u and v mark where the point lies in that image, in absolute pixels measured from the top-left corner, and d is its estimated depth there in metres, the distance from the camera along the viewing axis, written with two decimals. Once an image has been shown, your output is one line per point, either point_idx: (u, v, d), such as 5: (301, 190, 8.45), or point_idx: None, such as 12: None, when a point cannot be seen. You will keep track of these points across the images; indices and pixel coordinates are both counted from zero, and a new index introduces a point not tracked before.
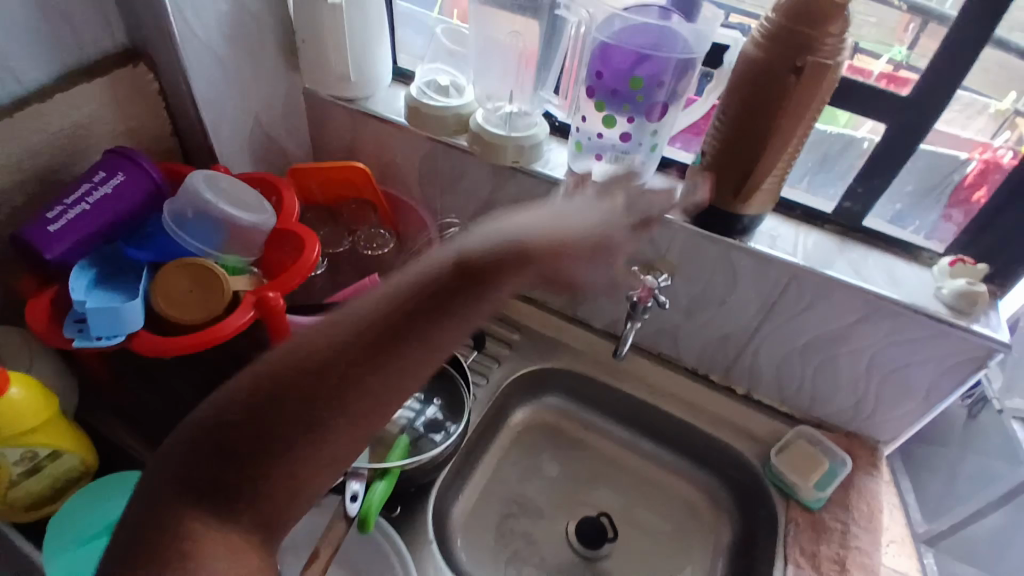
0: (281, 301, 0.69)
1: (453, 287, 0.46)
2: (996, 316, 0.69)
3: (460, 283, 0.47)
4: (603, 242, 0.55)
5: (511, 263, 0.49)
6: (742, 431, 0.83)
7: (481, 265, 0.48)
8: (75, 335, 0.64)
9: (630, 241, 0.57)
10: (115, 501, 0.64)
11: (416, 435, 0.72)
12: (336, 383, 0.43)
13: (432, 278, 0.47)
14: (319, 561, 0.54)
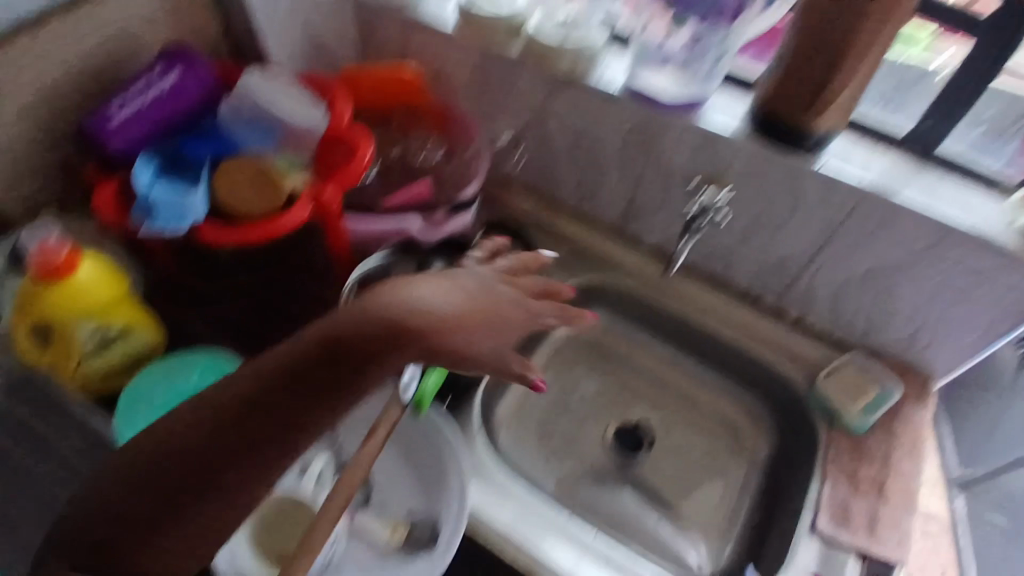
0: (335, 202, 0.70)
1: (324, 360, 0.48)
2: None
3: (342, 349, 0.48)
4: (487, 314, 0.55)
5: (400, 333, 0.49)
6: (790, 356, 0.83)
7: (347, 343, 0.48)
8: (141, 220, 0.65)
9: (515, 309, 0.58)
10: (181, 377, 0.66)
11: None
12: (199, 474, 0.46)
13: (298, 359, 0.48)
14: (376, 438, 0.58)
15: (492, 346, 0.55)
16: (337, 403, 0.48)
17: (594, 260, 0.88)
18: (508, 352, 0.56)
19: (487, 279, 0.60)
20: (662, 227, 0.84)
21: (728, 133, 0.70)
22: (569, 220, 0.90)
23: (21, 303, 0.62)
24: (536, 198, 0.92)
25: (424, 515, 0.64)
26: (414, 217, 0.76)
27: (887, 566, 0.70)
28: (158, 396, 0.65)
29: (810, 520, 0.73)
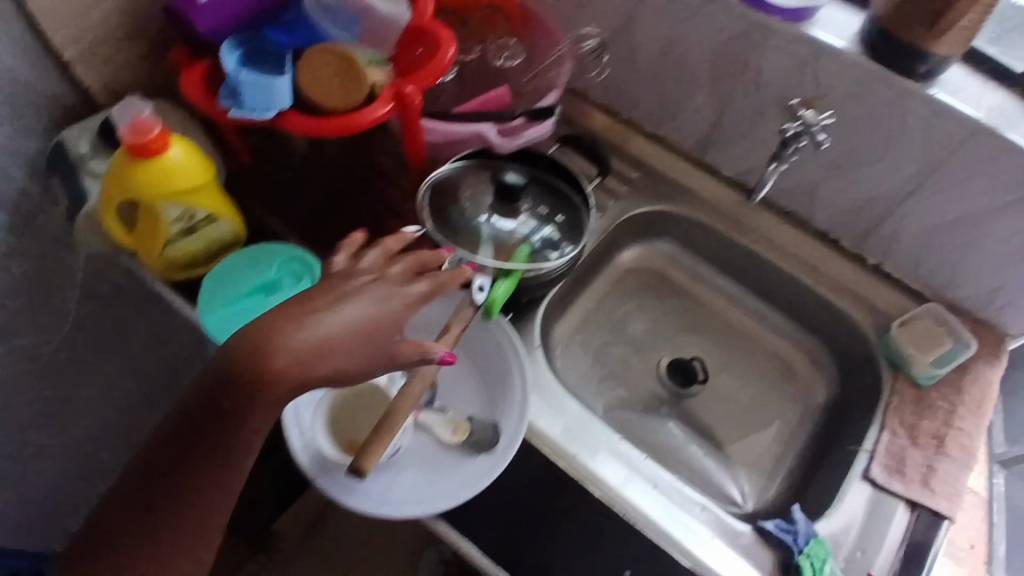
0: (418, 99, 0.67)
1: (208, 411, 0.47)
2: None
3: (208, 402, 0.46)
4: (365, 333, 0.48)
5: (256, 379, 0.46)
6: (863, 301, 0.80)
7: (230, 388, 0.46)
8: (229, 106, 0.64)
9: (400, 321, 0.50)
10: (264, 268, 0.68)
11: (532, 250, 0.71)
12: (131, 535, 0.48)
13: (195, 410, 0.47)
14: (450, 333, 0.60)
15: (369, 362, 0.49)
16: (224, 444, 0.48)
17: (667, 185, 0.86)
18: (394, 343, 0.50)
19: (359, 290, 0.50)
20: (744, 155, 0.82)
21: (841, 43, 0.67)
22: (645, 141, 0.88)
23: (111, 180, 0.61)
24: (610, 117, 0.89)
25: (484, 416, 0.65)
26: (491, 123, 0.74)
27: (937, 517, 0.69)
28: (242, 283, 0.67)
29: (863, 467, 0.71)
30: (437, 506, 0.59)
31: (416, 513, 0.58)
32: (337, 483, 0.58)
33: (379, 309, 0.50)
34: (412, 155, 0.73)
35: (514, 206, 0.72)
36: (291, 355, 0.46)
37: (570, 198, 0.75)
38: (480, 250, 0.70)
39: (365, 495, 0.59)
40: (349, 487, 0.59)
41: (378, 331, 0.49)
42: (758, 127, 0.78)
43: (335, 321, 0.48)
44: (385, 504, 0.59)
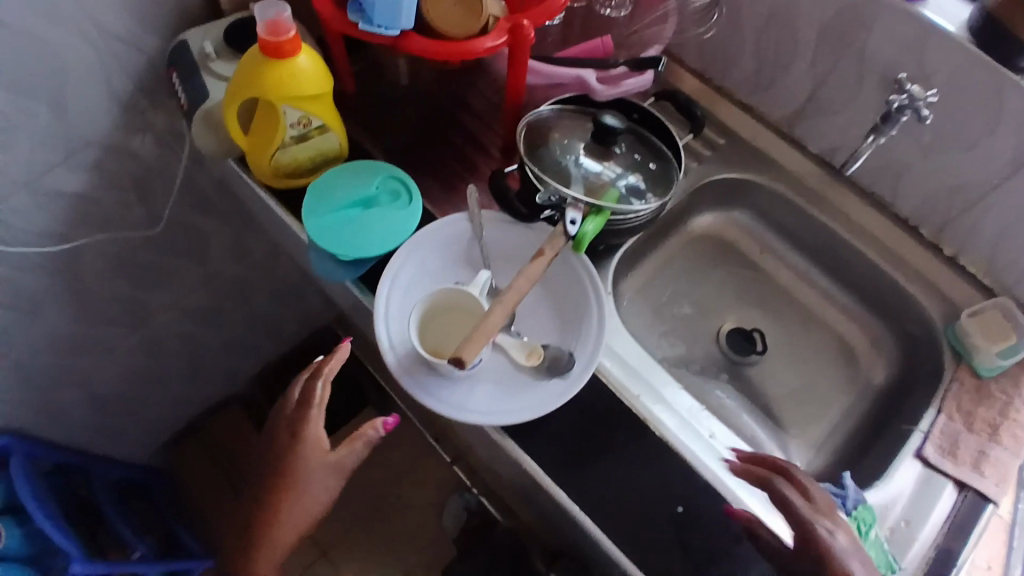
0: (531, 33, 0.69)
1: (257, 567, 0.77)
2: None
3: None
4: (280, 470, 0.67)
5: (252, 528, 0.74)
6: (935, 290, 0.81)
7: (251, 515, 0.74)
8: (357, 20, 0.67)
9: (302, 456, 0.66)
10: (365, 183, 0.71)
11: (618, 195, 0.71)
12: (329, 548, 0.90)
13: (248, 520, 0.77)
14: (543, 257, 0.63)
15: (323, 481, 0.68)
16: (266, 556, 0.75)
17: (751, 152, 0.88)
18: (306, 469, 0.67)
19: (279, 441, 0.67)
20: (833, 131, 0.83)
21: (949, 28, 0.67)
22: (733, 109, 0.90)
23: (240, 79, 0.65)
24: (699, 81, 0.91)
25: (558, 345, 0.67)
26: (591, 68, 0.78)
27: (982, 499, 0.69)
28: (343, 196, 0.70)
29: (916, 445, 0.72)
30: (507, 418, 0.62)
31: (487, 421, 0.62)
32: (418, 382, 0.63)
33: (297, 462, 0.66)
34: (513, 91, 0.76)
35: (607, 149, 0.73)
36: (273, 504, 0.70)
37: (659, 152, 0.76)
38: (570, 187, 0.71)
39: (442, 398, 0.63)
40: (427, 389, 0.63)
41: (310, 465, 0.66)
42: (854, 102, 0.79)
43: (288, 484, 0.68)
44: (459, 409, 0.63)
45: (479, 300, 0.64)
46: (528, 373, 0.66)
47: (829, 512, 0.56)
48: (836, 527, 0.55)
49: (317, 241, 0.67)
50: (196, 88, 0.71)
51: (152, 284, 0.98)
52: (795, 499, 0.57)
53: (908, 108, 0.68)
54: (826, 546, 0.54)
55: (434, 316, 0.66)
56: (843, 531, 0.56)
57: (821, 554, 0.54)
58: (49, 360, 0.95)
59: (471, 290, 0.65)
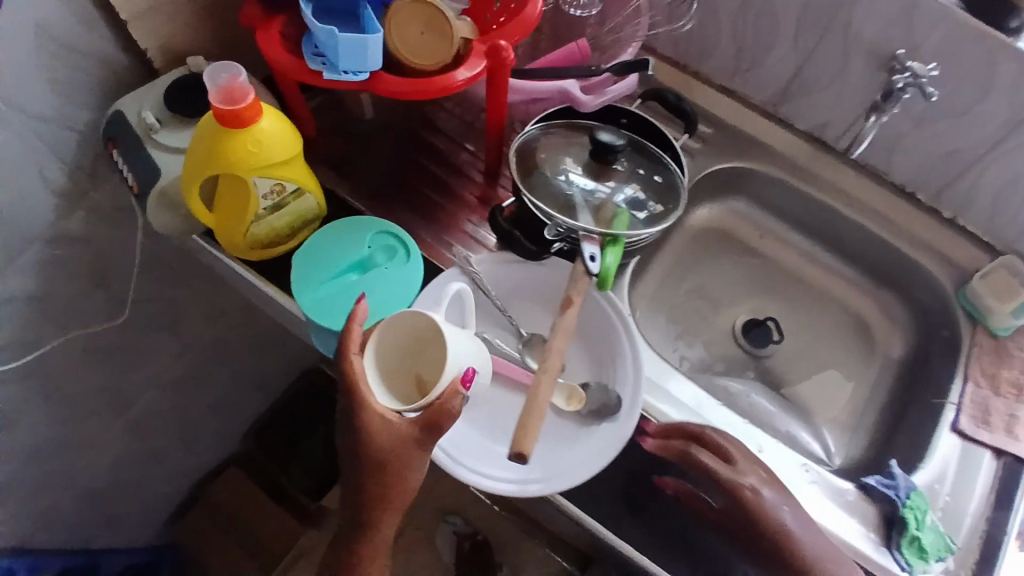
0: (511, 54, 0.63)
1: None
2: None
3: None
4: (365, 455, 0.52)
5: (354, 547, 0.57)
6: (940, 254, 0.80)
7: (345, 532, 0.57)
8: (321, 69, 0.60)
9: (379, 425, 0.51)
10: (355, 242, 0.65)
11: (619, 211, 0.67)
12: None
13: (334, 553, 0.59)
14: (574, 307, 0.56)
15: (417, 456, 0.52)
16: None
17: (739, 138, 0.84)
18: (385, 448, 0.51)
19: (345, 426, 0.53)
20: (821, 110, 0.81)
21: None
22: (717, 95, 0.86)
23: (197, 157, 0.57)
24: (675, 69, 0.87)
25: (598, 381, 0.62)
26: (574, 79, 0.71)
27: (1020, 463, 0.70)
28: (337, 263, 0.64)
29: (951, 419, 0.72)
30: (567, 481, 0.56)
31: (546, 490, 0.56)
32: (469, 467, 0.58)
33: (375, 440, 0.51)
34: (495, 116, 0.71)
35: (608, 167, 0.69)
36: (369, 494, 0.54)
37: (656, 156, 0.71)
38: (576, 215, 0.66)
39: (496, 476, 0.57)
40: (454, 444, 0.59)
41: (394, 437, 0.51)
42: (842, 79, 0.76)
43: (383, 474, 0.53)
44: (519, 483, 0.57)
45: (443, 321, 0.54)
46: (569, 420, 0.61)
47: (745, 465, 0.56)
48: (755, 480, 0.55)
49: (321, 320, 0.61)
50: (147, 166, 0.63)
51: (125, 372, 0.89)
52: (713, 462, 0.55)
53: (913, 86, 0.67)
54: (750, 500, 0.53)
55: (395, 350, 0.56)
56: (761, 482, 0.55)
57: (746, 512, 0.53)
58: (28, 474, 0.86)
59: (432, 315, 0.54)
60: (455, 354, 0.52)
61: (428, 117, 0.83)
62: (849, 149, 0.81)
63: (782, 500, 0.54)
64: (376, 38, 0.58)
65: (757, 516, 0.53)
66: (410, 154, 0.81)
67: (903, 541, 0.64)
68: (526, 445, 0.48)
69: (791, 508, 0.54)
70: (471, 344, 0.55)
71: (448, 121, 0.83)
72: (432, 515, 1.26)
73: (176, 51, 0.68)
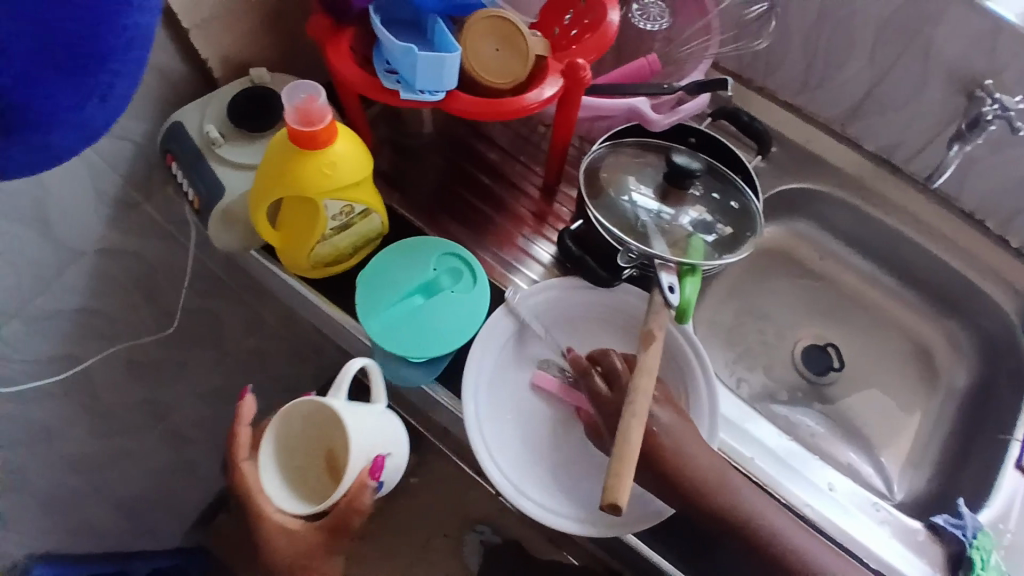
0: (588, 72, 0.60)
1: None
2: None
3: None
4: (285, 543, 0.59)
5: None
6: (1010, 282, 0.77)
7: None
8: (397, 87, 0.57)
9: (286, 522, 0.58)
10: (422, 264, 0.62)
11: (687, 234, 0.65)
12: None
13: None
14: (655, 344, 0.54)
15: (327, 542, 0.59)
16: None
17: (805, 157, 0.82)
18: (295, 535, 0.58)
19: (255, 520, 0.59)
20: (891, 129, 0.78)
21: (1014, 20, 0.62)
22: (783, 110, 0.83)
23: (268, 179, 0.55)
24: (739, 84, 0.84)
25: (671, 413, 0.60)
26: (644, 95, 0.69)
27: None
28: (403, 286, 0.61)
29: (1016, 456, 0.68)
30: (646, 521, 0.55)
31: (621, 530, 0.55)
32: (536, 502, 0.56)
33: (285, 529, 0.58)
34: (564, 133, 0.68)
35: (682, 191, 0.66)
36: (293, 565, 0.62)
37: (722, 174, 0.69)
38: (650, 241, 0.63)
39: (567, 513, 0.56)
40: (528, 477, 0.57)
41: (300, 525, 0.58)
42: (917, 99, 0.73)
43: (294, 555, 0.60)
44: (592, 522, 0.56)
45: (346, 410, 0.55)
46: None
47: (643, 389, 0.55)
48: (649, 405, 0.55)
49: (388, 349, 0.58)
50: (208, 181, 0.61)
51: (166, 381, 0.88)
52: (600, 385, 0.55)
53: (1000, 119, 0.65)
54: None
55: (301, 431, 0.60)
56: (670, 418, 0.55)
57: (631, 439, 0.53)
58: (66, 480, 0.85)
59: (336, 406, 0.55)
60: (361, 445, 0.55)
61: (484, 128, 0.81)
62: (930, 177, 0.78)
63: (678, 430, 0.54)
64: (453, 55, 0.55)
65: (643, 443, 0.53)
66: (465, 167, 0.78)
67: None
68: (620, 497, 0.46)
69: (693, 443, 0.54)
70: (379, 426, 0.57)
71: (504, 133, 0.81)
72: (459, 523, 1.19)
73: (238, 63, 0.66)
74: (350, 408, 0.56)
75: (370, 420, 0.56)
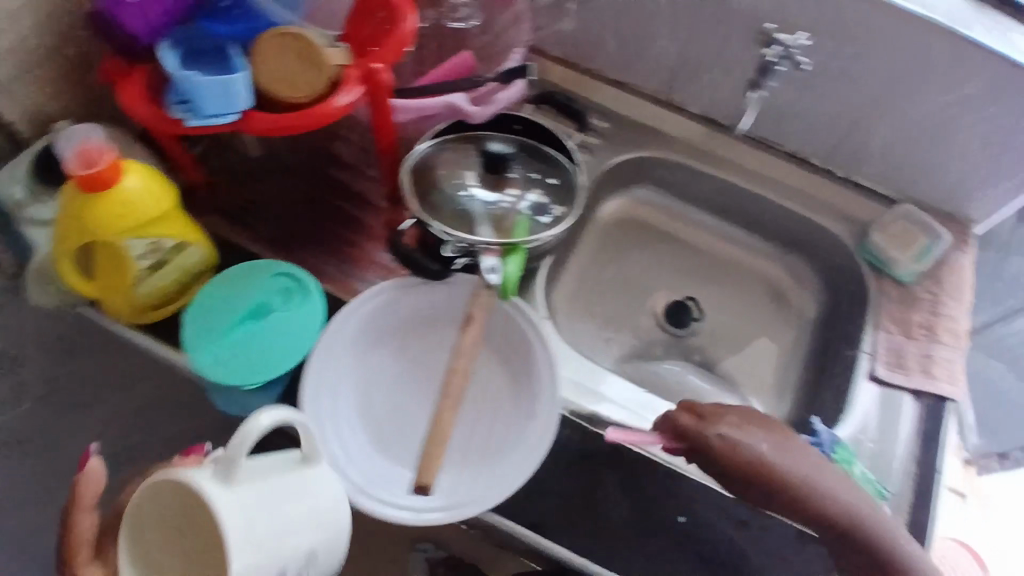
0: (388, 76, 0.61)
1: None
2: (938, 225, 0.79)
3: None
4: None
5: None
6: (840, 213, 0.82)
7: None
8: (185, 116, 0.58)
9: None
10: (248, 289, 0.63)
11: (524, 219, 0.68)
12: None
13: None
14: (475, 323, 0.56)
15: None
16: None
17: (638, 129, 0.85)
18: None
19: None
20: (710, 90, 0.82)
21: None
22: (609, 89, 0.86)
23: (67, 225, 0.57)
24: (565, 67, 0.86)
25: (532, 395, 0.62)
26: (459, 92, 0.70)
27: (939, 401, 0.73)
28: (231, 311, 0.62)
29: (867, 368, 0.74)
30: (470, 510, 0.56)
31: (448, 519, 0.56)
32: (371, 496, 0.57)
33: None
34: (385, 141, 0.68)
35: (501, 176, 0.70)
36: None
37: (548, 156, 0.72)
38: (477, 230, 0.66)
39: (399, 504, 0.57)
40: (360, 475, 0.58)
41: None
42: (724, 57, 0.77)
43: None
44: (414, 511, 0.57)
45: (234, 497, 0.45)
46: (472, 433, 0.63)
47: (748, 428, 0.59)
48: (752, 437, 0.58)
49: (215, 375, 0.59)
50: (22, 242, 0.63)
51: None
52: (687, 422, 0.59)
53: (785, 58, 0.71)
54: (721, 448, 0.58)
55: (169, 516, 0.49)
56: (754, 439, 0.58)
57: (720, 457, 0.57)
58: None
59: (217, 500, 0.44)
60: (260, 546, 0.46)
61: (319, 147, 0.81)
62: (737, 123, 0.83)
63: (789, 453, 0.58)
64: (235, 79, 0.56)
65: (734, 463, 0.57)
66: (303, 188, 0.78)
67: None
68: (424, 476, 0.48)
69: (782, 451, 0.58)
70: (289, 508, 0.48)
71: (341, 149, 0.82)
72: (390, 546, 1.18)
73: (41, 117, 0.66)
74: (240, 497, 0.46)
75: (270, 507, 0.47)
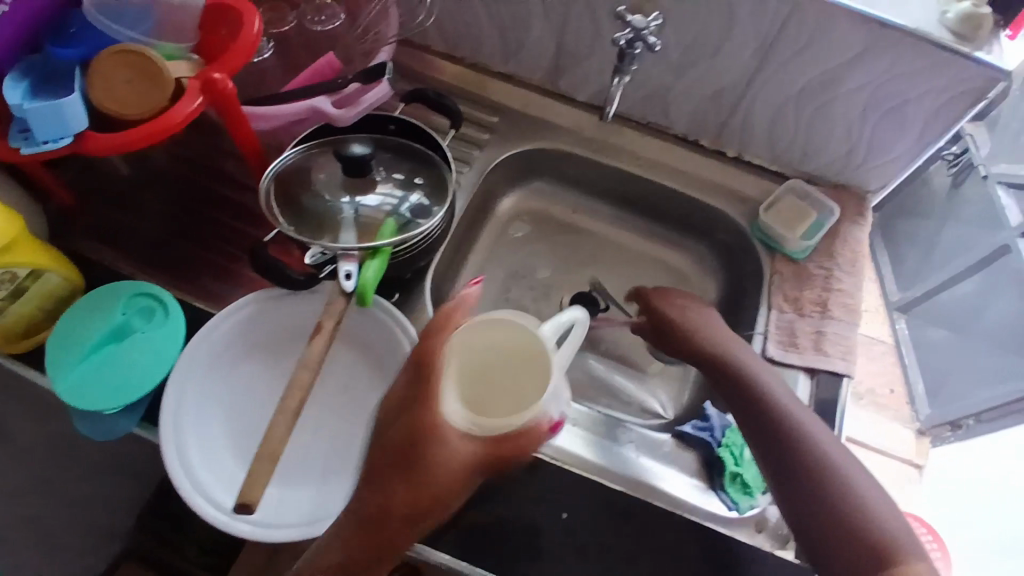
0: (230, 84, 0.60)
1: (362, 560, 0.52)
2: (828, 203, 0.79)
3: None
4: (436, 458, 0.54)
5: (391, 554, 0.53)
6: (731, 193, 0.82)
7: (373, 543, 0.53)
8: (22, 145, 0.57)
9: None
10: (107, 309, 0.62)
11: (404, 221, 0.66)
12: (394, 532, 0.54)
13: None
14: (322, 334, 0.57)
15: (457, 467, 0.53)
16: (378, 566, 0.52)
17: (527, 121, 0.84)
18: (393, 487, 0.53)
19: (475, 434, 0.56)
20: (593, 75, 0.80)
21: None
22: (498, 82, 0.85)
23: None
24: (458, 65, 0.85)
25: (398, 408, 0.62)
26: (320, 95, 0.68)
27: (835, 378, 0.72)
28: (91, 334, 0.61)
29: (760, 348, 0.74)
30: (284, 534, 0.55)
31: (253, 536, 0.55)
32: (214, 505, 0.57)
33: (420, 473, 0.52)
34: (250, 150, 0.67)
35: (368, 179, 0.68)
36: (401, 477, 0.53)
37: (427, 157, 0.71)
38: (341, 236, 0.64)
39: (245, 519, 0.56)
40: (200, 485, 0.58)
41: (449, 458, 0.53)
42: (599, 42, 0.76)
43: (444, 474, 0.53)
44: (254, 523, 0.56)
45: None
46: (325, 451, 0.63)
47: (689, 307, 0.74)
48: (696, 312, 0.73)
49: (77, 401, 0.59)
50: None
51: None
52: (649, 293, 0.77)
53: (637, 40, 0.67)
54: (672, 318, 0.73)
55: None
56: (695, 313, 0.73)
57: (664, 320, 0.74)
58: None
59: None
60: None
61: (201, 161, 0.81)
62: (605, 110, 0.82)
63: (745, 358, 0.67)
64: (66, 102, 0.56)
65: (677, 327, 0.73)
66: None
67: (726, 480, 0.66)
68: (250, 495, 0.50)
69: (717, 338, 0.70)
70: None
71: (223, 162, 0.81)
72: None
73: None
74: None
75: None
